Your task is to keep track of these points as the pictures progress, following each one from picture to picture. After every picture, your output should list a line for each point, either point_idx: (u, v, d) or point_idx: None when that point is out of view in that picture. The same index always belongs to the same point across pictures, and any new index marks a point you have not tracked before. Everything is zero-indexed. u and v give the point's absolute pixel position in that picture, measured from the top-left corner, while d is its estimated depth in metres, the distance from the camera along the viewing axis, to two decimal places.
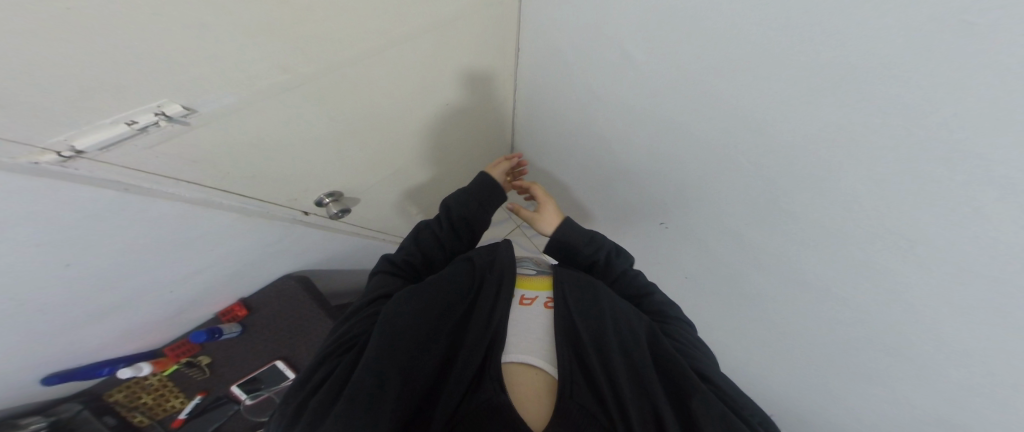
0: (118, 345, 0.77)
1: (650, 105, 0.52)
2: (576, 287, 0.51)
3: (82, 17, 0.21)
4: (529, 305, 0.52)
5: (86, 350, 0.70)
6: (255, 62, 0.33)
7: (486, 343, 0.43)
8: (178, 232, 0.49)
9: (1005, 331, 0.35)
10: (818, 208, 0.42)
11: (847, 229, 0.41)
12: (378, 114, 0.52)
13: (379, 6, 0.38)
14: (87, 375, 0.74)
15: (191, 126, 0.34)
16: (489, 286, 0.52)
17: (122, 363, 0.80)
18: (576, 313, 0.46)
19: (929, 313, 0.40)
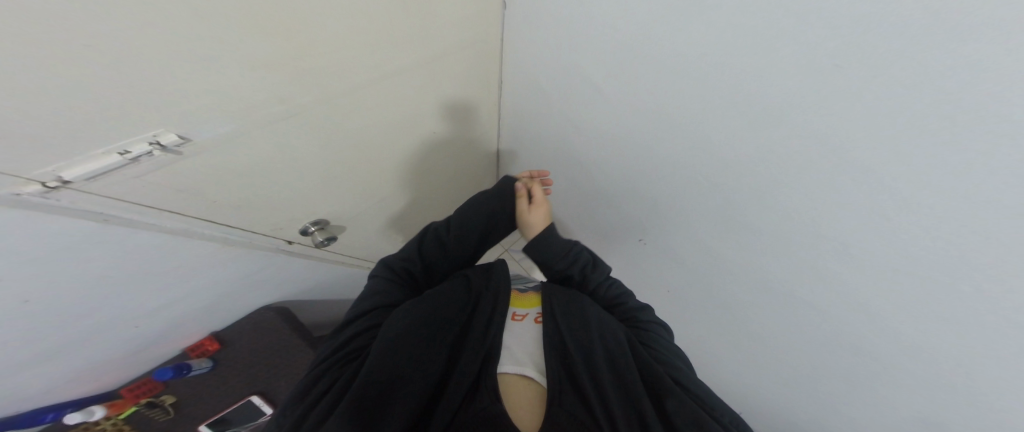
0: (72, 386, 0.71)
1: (625, 134, 0.56)
2: (564, 301, 0.52)
3: (94, 54, 0.22)
4: (520, 320, 0.52)
5: (35, 392, 0.64)
6: (254, 94, 0.34)
7: (486, 353, 0.42)
8: (155, 262, 0.48)
9: (956, 333, 0.38)
10: (782, 222, 0.46)
11: (808, 245, 0.45)
12: (368, 142, 0.54)
13: (375, 44, 0.41)
14: (29, 422, 0.68)
15: (183, 155, 0.34)
16: (486, 301, 0.50)
17: (71, 407, 0.73)
18: (563, 325, 0.47)
19: (887, 320, 0.43)
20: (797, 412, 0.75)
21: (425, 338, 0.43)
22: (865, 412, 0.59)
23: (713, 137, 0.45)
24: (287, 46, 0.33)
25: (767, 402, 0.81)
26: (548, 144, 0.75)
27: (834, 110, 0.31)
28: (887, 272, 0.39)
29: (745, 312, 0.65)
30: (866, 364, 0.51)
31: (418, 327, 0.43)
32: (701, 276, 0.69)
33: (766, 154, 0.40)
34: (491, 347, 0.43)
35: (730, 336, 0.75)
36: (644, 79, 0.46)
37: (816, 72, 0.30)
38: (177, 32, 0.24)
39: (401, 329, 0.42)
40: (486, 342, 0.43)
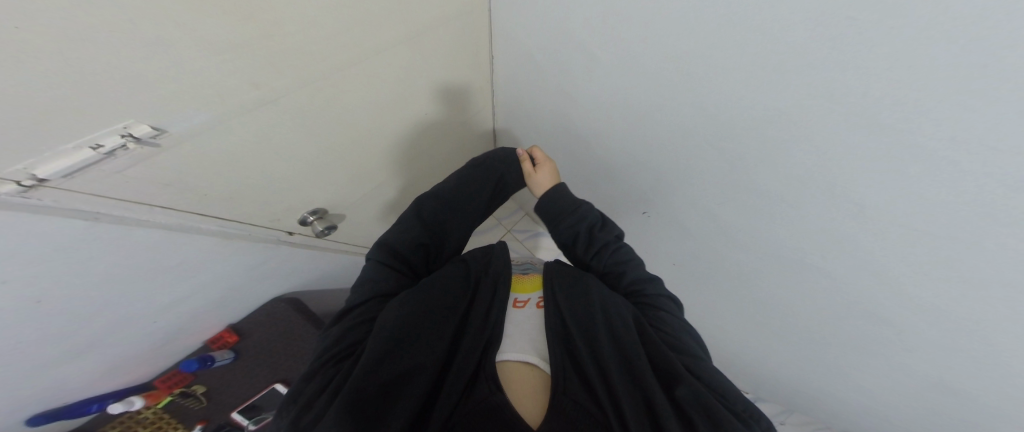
0: (105, 380, 0.74)
1: (625, 103, 0.53)
2: (565, 282, 0.51)
3: (43, 43, 0.20)
4: (522, 307, 0.51)
5: (70, 387, 0.68)
6: (225, 80, 0.32)
7: (486, 343, 0.42)
8: (157, 259, 0.49)
9: (980, 298, 0.35)
10: (789, 188, 0.43)
11: (820, 210, 0.42)
12: (356, 126, 0.52)
13: (351, 19, 0.39)
14: (76, 413, 0.73)
15: (162, 147, 0.33)
16: (486, 288, 0.50)
17: (112, 398, 0.78)
18: (565, 309, 0.46)
19: (907, 287, 0.41)
20: (808, 379, 0.74)
21: (427, 324, 0.42)
22: (880, 378, 0.57)
23: (717, 102, 0.41)
24: (255, 25, 0.31)
25: (778, 369, 0.80)
26: (545, 119, 0.72)
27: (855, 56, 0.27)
28: (903, 236, 0.36)
29: (755, 282, 0.63)
30: (882, 331, 0.49)
31: (420, 313, 0.42)
32: (709, 247, 0.67)
33: (775, 114, 0.37)
34: (491, 335, 0.43)
35: (740, 307, 0.73)
36: (642, 42, 0.42)
37: (832, 22, 0.26)
38: (126, 14, 0.22)
39: (403, 315, 0.41)
40: (487, 329, 0.44)
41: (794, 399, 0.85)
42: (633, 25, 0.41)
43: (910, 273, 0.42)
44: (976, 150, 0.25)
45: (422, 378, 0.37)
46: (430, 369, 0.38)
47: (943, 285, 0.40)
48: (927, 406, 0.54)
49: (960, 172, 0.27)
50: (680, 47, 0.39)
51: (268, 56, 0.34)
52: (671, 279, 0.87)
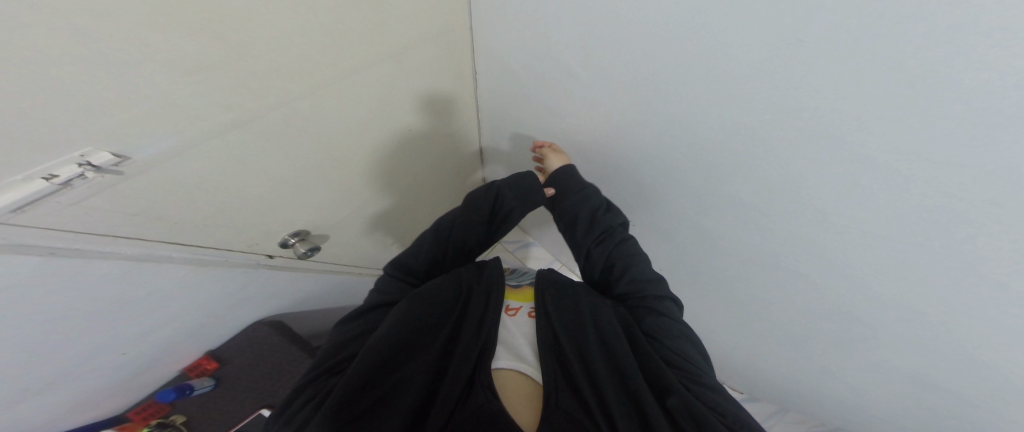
0: (70, 418, 0.69)
1: (607, 117, 0.53)
2: (557, 289, 0.50)
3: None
4: (513, 315, 0.49)
5: (29, 430, 0.63)
6: (196, 101, 0.31)
7: (477, 352, 0.40)
8: (125, 289, 0.46)
9: (957, 303, 0.36)
10: (767, 202, 0.44)
11: (799, 221, 0.43)
12: (335, 145, 0.51)
13: (327, 41, 0.38)
14: None
15: (124, 174, 0.31)
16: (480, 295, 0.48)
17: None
18: (557, 324, 0.44)
19: (887, 294, 0.42)
20: (797, 381, 0.75)
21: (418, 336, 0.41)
22: (866, 378, 0.58)
23: (695, 119, 0.42)
24: (226, 45, 0.29)
25: (768, 371, 0.81)
26: (527, 133, 0.73)
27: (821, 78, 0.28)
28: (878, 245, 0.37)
29: (742, 289, 0.64)
30: (866, 334, 0.50)
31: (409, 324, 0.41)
32: (696, 256, 0.68)
33: (749, 131, 0.38)
34: (485, 342, 0.42)
35: (728, 312, 0.74)
36: (621, 59, 0.43)
37: (802, 43, 0.27)
38: (85, 42, 0.21)
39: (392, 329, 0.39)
40: (481, 336, 0.42)
41: (786, 400, 0.86)
42: (608, 47, 0.42)
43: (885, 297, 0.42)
44: (937, 168, 0.27)
45: (412, 390, 0.36)
46: (419, 381, 0.37)
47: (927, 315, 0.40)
48: (913, 405, 0.55)
49: (925, 185, 0.28)
50: (653, 68, 0.40)
51: (241, 76, 0.32)
52: None
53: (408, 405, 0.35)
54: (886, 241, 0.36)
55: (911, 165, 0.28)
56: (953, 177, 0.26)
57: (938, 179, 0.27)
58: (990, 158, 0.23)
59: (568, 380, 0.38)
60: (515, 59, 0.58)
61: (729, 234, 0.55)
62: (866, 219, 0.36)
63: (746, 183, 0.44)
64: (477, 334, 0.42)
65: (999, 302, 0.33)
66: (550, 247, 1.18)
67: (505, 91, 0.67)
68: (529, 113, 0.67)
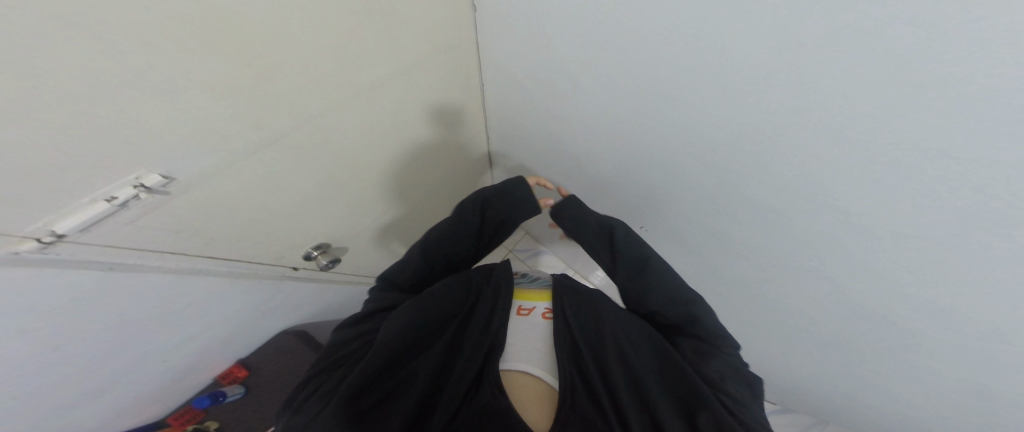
0: (118, 423, 0.74)
1: (611, 122, 0.54)
2: (578, 298, 0.50)
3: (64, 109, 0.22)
4: (527, 314, 0.50)
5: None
6: (227, 124, 0.34)
7: (484, 350, 0.42)
8: (167, 301, 0.50)
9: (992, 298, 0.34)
10: (777, 201, 0.44)
11: (812, 217, 0.42)
12: (352, 161, 0.54)
13: (342, 63, 0.41)
14: None
15: (171, 194, 0.35)
16: (488, 297, 0.50)
17: None
18: (575, 327, 0.45)
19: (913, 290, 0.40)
20: (828, 386, 0.71)
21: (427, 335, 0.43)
22: (903, 383, 0.55)
23: (697, 119, 0.42)
24: (252, 72, 0.32)
25: (796, 377, 0.78)
26: (534, 142, 0.74)
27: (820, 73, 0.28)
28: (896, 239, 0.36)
29: (760, 290, 0.62)
30: (896, 335, 0.47)
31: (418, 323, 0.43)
32: (710, 257, 0.66)
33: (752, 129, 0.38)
34: (492, 341, 0.43)
35: (748, 315, 0.72)
36: (620, 66, 0.44)
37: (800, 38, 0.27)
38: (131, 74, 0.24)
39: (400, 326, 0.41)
40: (488, 336, 0.43)
41: (819, 408, 0.82)
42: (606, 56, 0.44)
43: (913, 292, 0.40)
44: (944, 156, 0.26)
45: (419, 383, 0.38)
46: (426, 375, 0.39)
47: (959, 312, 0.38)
48: (957, 411, 0.52)
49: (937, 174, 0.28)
50: (650, 72, 0.41)
51: (266, 100, 0.35)
52: None
53: (415, 397, 0.37)
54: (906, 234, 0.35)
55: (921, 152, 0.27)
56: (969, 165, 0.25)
57: (952, 168, 0.27)
58: (1002, 143, 0.23)
59: (583, 381, 0.38)
60: (519, 71, 0.60)
61: (742, 234, 0.54)
62: (881, 213, 0.35)
63: (754, 179, 0.44)
64: (483, 335, 0.44)
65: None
66: (562, 253, 1.19)
67: (510, 102, 0.69)
68: (535, 121, 0.69)
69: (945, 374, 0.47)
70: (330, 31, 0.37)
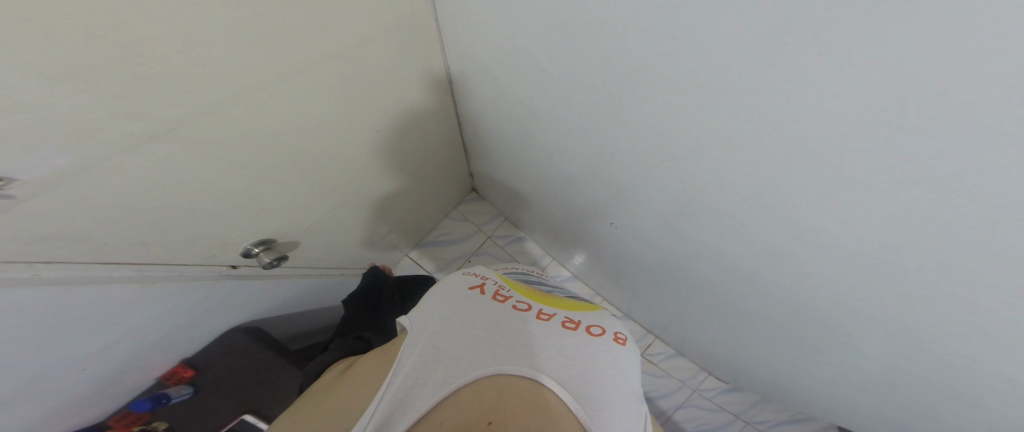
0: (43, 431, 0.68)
1: (590, 119, 0.48)
2: None
3: None
4: (547, 319, 0.41)
5: None
6: (93, 113, 0.25)
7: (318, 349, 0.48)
8: (67, 312, 0.42)
9: (964, 308, 0.34)
10: (760, 211, 0.41)
11: (777, 227, 0.42)
12: (294, 151, 0.47)
13: (268, 37, 0.32)
14: None
15: (17, 198, 0.27)
16: (437, 294, 0.46)
17: None
18: None
19: (888, 296, 0.39)
20: (785, 363, 0.76)
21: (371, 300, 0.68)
22: (852, 364, 0.58)
23: (684, 123, 0.37)
24: (133, 47, 0.24)
25: (756, 355, 0.83)
26: (506, 131, 0.69)
27: (820, 87, 0.24)
28: (868, 253, 0.36)
29: (733, 287, 0.62)
30: (858, 328, 0.49)
31: (421, 365, 0.36)
32: (676, 257, 0.67)
33: (720, 138, 0.36)
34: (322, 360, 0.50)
35: (717, 306, 0.73)
36: (596, 58, 0.37)
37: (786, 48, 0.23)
38: None
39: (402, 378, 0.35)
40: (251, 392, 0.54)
41: (778, 381, 0.89)
42: (569, 47, 0.39)
43: (878, 294, 0.41)
44: (945, 186, 0.24)
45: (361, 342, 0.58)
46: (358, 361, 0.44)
47: (924, 317, 0.39)
48: (896, 385, 0.56)
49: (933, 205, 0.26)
50: (617, 64, 0.36)
51: (147, 84, 0.27)
52: (644, 280, 0.88)
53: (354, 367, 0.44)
54: (887, 250, 0.33)
55: (920, 184, 0.25)
56: (972, 204, 0.23)
57: (954, 200, 0.24)
58: (1021, 179, 0.20)
59: None
60: (483, 55, 0.52)
61: (705, 235, 0.54)
62: (867, 229, 0.33)
63: (720, 187, 0.42)
64: None
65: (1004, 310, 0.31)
66: (541, 238, 1.18)
67: (478, 87, 0.62)
68: (505, 109, 0.63)
69: (902, 362, 0.49)
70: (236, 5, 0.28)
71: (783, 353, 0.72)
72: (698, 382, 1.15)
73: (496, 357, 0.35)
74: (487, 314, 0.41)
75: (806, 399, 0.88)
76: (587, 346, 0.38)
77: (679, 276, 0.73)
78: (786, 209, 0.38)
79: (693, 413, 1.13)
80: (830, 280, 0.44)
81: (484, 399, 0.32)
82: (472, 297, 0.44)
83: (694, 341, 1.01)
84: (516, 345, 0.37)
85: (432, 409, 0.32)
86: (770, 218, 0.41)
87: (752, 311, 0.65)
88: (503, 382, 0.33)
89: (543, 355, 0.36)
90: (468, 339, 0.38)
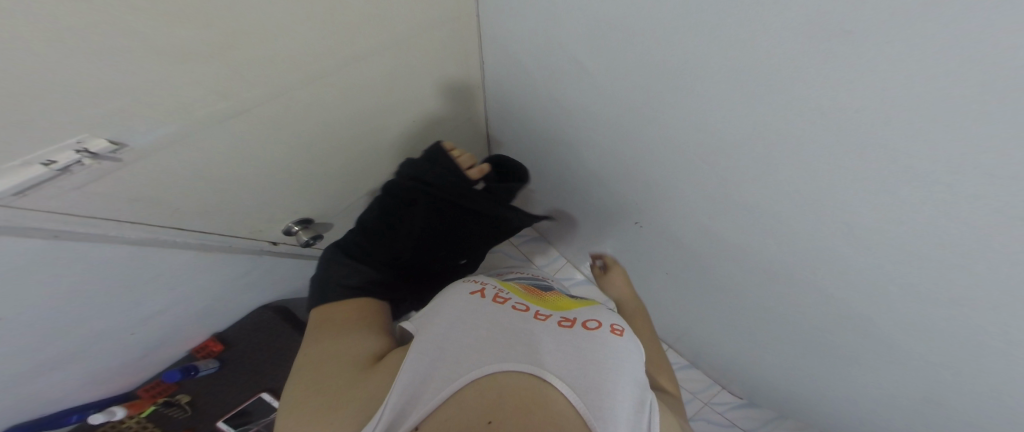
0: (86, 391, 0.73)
1: (619, 114, 0.50)
2: None
3: None
4: (544, 319, 0.43)
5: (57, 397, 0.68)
6: (186, 90, 0.29)
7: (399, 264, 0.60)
8: (133, 271, 0.47)
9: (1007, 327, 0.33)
10: (787, 213, 0.42)
11: (802, 229, 0.42)
12: (339, 135, 0.51)
13: (330, 23, 0.35)
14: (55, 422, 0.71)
15: (122, 162, 0.31)
16: (442, 300, 0.49)
17: (93, 408, 0.76)
18: None
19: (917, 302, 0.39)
20: (801, 374, 0.75)
21: (448, 216, 0.61)
22: (878, 378, 0.57)
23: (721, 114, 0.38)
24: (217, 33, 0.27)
25: (772, 366, 0.82)
26: (534, 128, 0.72)
27: None
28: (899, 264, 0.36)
29: (754, 291, 0.62)
30: (887, 339, 0.48)
31: (429, 366, 0.37)
32: (698, 259, 0.68)
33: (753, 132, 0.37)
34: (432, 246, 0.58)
35: (736, 312, 0.73)
36: (635, 53, 0.39)
37: None
38: (53, 26, 0.19)
39: (409, 378, 0.36)
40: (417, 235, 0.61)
41: (797, 396, 0.87)
42: (606, 41, 0.41)
43: (902, 303, 0.41)
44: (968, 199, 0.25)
45: (349, 285, 0.57)
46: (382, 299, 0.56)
47: (951, 327, 0.39)
48: (925, 404, 0.55)
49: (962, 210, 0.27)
50: (654, 60, 0.38)
51: (230, 65, 0.30)
52: (661, 284, 0.88)
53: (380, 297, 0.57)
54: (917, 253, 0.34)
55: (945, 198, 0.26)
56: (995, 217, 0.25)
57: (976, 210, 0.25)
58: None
59: None
60: (521, 50, 0.55)
61: (729, 237, 0.55)
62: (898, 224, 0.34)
63: (749, 191, 0.44)
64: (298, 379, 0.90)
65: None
66: (557, 239, 1.20)
67: (510, 84, 0.65)
68: (535, 107, 0.65)
69: (926, 376, 0.49)
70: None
71: (803, 364, 0.71)
72: (710, 396, 1.14)
73: (511, 344, 0.38)
74: (488, 313, 0.44)
75: (822, 415, 0.86)
76: (591, 336, 0.40)
77: (696, 278, 0.74)
78: (812, 211, 0.39)
79: (702, 426, 1.12)
80: (855, 286, 0.44)
81: (487, 401, 0.32)
82: (467, 300, 0.46)
83: (707, 349, 1.00)
84: (518, 340, 0.39)
85: (438, 404, 0.33)
86: (801, 222, 0.41)
87: (773, 317, 0.65)
88: (506, 382, 0.34)
89: (544, 351, 0.37)
90: (472, 341, 0.39)
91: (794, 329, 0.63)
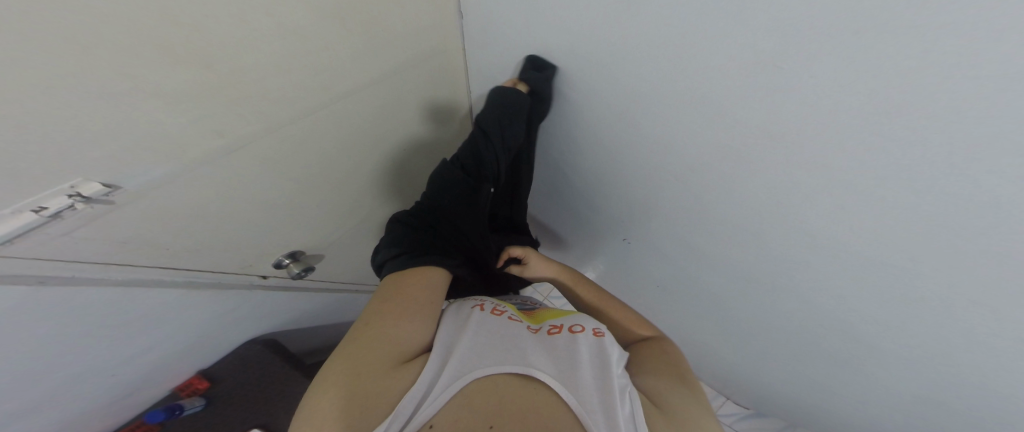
0: None
1: (604, 134, 0.53)
2: None
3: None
4: (536, 332, 0.43)
5: None
6: (184, 129, 0.30)
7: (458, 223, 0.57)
8: (119, 312, 0.45)
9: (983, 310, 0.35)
10: (770, 219, 0.45)
11: (786, 234, 0.45)
12: (331, 166, 0.52)
13: (324, 63, 0.38)
14: None
15: (114, 204, 0.31)
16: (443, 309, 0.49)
17: None
18: None
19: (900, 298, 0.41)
20: (800, 378, 0.76)
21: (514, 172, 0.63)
22: (875, 376, 0.58)
23: (698, 132, 0.41)
24: (217, 73, 0.29)
25: (772, 373, 0.83)
26: None
27: None
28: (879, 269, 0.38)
29: (745, 300, 0.64)
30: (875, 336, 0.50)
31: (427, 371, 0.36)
32: (688, 271, 0.69)
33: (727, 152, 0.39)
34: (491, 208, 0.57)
35: (731, 322, 0.74)
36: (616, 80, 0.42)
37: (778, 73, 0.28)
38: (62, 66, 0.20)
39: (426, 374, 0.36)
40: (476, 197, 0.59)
41: (800, 402, 0.87)
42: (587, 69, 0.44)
43: (884, 297, 0.43)
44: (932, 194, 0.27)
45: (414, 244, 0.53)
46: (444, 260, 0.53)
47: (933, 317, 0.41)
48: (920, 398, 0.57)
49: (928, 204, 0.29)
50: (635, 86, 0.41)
51: (230, 103, 0.32)
52: (655, 298, 0.89)
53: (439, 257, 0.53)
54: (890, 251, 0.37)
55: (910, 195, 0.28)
56: None
57: None
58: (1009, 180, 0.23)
59: None
60: (506, 80, 0.57)
61: (715, 248, 0.58)
62: (874, 228, 0.36)
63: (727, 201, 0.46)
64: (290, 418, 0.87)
65: (995, 297, 0.34)
66: None
67: None
68: None
69: (917, 369, 0.51)
70: (300, 32, 0.33)
71: (802, 368, 0.72)
72: (716, 408, 1.13)
73: (512, 350, 0.38)
74: (489, 323, 0.43)
75: (826, 421, 0.86)
76: (591, 347, 0.39)
77: (689, 290, 0.75)
78: (793, 213, 0.41)
79: None
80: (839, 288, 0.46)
81: (493, 407, 0.31)
82: (469, 312, 0.46)
83: (706, 360, 1.00)
84: (520, 350, 0.38)
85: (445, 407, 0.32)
86: (786, 227, 0.44)
87: (766, 323, 0.66)
88: (511, 391, 0.33)
89: (540, 357, 0.37)
90: (473, 346, 0.38)
91: (787, 334, 0.65)
